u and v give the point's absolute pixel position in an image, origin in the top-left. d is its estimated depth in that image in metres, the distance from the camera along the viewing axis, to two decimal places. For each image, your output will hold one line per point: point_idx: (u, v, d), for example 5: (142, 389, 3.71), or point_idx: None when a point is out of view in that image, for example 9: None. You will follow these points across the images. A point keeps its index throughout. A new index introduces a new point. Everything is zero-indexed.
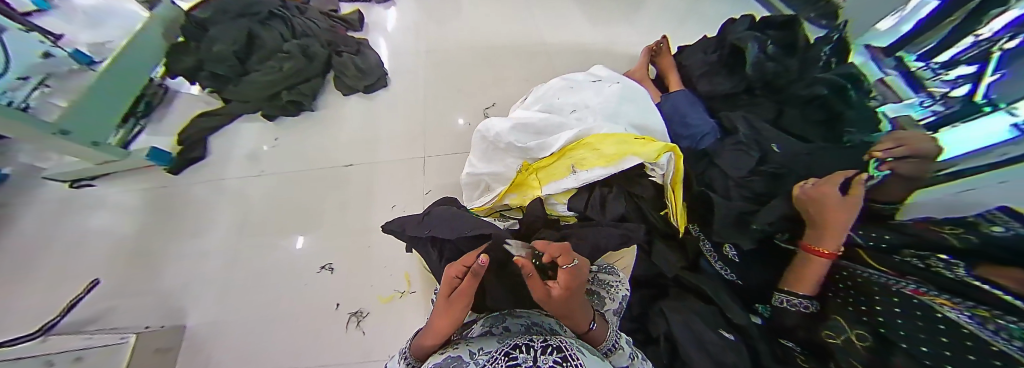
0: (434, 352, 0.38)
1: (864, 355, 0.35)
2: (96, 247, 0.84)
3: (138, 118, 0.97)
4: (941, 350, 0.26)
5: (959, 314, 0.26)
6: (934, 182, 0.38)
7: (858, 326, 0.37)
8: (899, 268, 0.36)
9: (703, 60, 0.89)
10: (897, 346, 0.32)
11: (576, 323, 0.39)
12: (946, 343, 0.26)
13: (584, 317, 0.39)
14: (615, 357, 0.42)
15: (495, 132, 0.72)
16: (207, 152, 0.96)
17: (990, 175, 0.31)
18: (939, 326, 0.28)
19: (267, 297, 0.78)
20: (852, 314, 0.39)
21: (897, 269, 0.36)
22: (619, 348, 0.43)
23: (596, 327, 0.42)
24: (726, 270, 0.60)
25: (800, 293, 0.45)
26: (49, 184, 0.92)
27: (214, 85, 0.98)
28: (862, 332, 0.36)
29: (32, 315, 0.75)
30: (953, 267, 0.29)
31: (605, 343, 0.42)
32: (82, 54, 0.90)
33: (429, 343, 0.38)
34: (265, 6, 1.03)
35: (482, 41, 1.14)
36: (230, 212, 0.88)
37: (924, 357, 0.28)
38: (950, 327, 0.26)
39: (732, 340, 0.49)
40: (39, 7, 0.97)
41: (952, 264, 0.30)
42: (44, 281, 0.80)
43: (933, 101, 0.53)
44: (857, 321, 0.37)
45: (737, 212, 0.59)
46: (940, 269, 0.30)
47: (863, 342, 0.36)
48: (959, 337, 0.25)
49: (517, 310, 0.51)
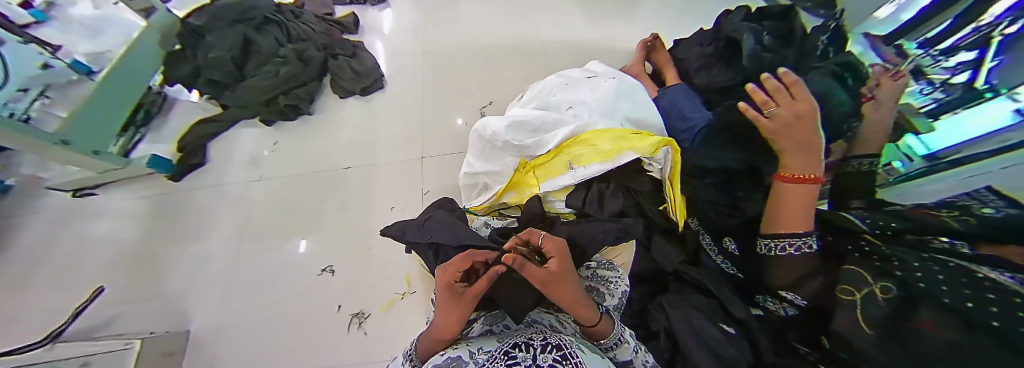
0: (446, 347, 0.39)
1: (885, 308, 0.32)
2: (100, 254, 0.85)
3: (138, 126, 0.98)
4: (961, 301, 0.24)
5: (982, 268, 0.24)
6: (948, 168, 0.38)
7: (876, 275, 0.34)
8: (910, 239, 0.34)
9: (699, 53, 0.89)
10: (921, 296, 0.29)
11: (587, 316, 0.41)
12: (967, 296, 0.24)
13: (591, 309, 0.42)
14: (620, 350, 0.43)
15: (492, 132, 0.72)
16: (207, 158, 0.97)
17: (990, 162, 0.31)
18: (956, 279, 0.26)
19: (270, 300, 0.78)
20: (864, 265, 0.37)
21: (908, 240, 0.34)
22: (624, 342, 0.44)
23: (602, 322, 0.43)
24: (726, 265, 0.60)
25: (799, 234, 0.45)
26: (52, 193, 0.92)
27: (212, 91, 0.99)
28: (889, 284, 0.33)
29: (39, 322, 0.77)
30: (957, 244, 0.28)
31: (609, 338, 0.43)
32: (82, 65, 0.91)
33: (442, 338, 0.39)
34: (259, 11, 1.03)
35: (477, 40, 1.14)
36: (230, 217, 0.89)
37: (948, 308, 0.26)
38: (969, 280, 0.25)
39: (732, 334, 0.48)
40: (37, 19, 0.95)
41: (956, 244, 0.28)
42: (50, 289, 0.81)
43: (933, 88, 0.52)
44: (873, 273, 0.35)
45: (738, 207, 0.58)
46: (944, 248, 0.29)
47: (885, 294, 0.33)
48: (978, 288, 0.23)
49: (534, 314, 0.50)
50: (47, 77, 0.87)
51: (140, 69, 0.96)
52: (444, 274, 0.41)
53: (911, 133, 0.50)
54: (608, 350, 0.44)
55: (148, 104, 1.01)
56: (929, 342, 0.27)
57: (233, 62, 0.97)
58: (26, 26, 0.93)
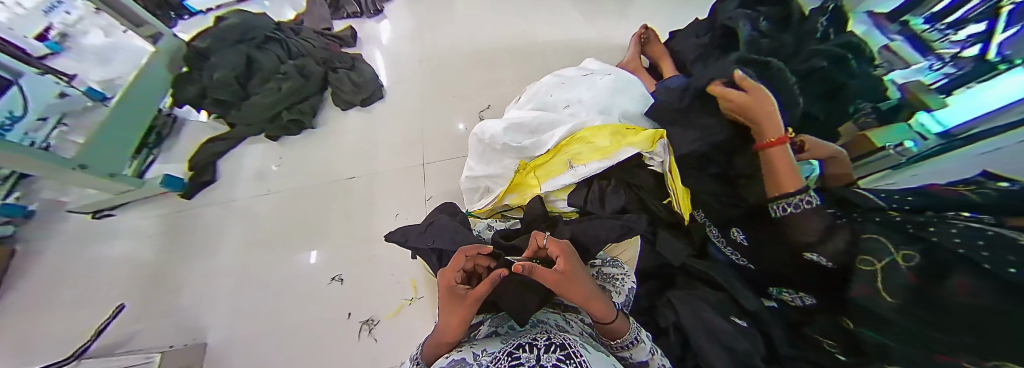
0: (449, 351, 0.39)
1: (911, 277, 0.27)
2: (119, 273, 0.88)
3: (150, 148, 1.02)
4: (1002, 267, 0.19)
5: (1023, 230, 0.20)
6: (965, 145, 0.36)
7: (904, 243, 0.28)
8: None
9: (695, 44, 0.88)
10: (962, 266, 0.23)
11: (599, 311, 0.40)
12: (1009, 261, 0.19)
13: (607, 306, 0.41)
14: (637, 350, 0.41)
15: (490, 135, 0.73)
16: (217, 175, 0.99)
17: (1015, 133, 0.29)
18: (1000, 242, 0.21)
19: (282, 311, 0.80)
20: (896, 229, 0.30)
21: None
22: (641, 341, 0.42)
23: (618, 320, 0.42)
24: (736, 255, 0.57)
25: (810, 254, 0.40)
26: (71, 217, 0.96)
27: (218, 110, 1.02)
28: None
29: (66, 341, 0.80)
30: (980, 221, 0.28)
31: (625, 336, 0.41)
32: (95, 91, 0.97)
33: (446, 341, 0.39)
34: (260, 30, 1.05)
35: (474, 45, 1.15)
36: (241, 231, 0.91)
37: (987, 275, 0.21)
38: (1009, 243, 0.19)
39: (743, 327, 0.47)
40: (53, 50, 0.99)
41: (981, 219, 0.28)
42: (74, 308, 0.84)
43: (943, 64, 0.51)
44: (904, 239, 0.28)
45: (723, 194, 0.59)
46: (968, 224, 0.29)
47: (908, 263, 0.28)
48: (1022, 253, 0.18)
49: (541, 312, 0.50)
50: (65, 105, 0.93)
51: (150, 93, 0.99)
52: (444, 276, 0.42)
53: (923, 111, 0.49)
54: (624, 350, 0.42)
55: (160, 127, 1.04)
56: (944, 342, 0.25)
57: (237, 81, 0.99)
58: (41, 58, 0.96)
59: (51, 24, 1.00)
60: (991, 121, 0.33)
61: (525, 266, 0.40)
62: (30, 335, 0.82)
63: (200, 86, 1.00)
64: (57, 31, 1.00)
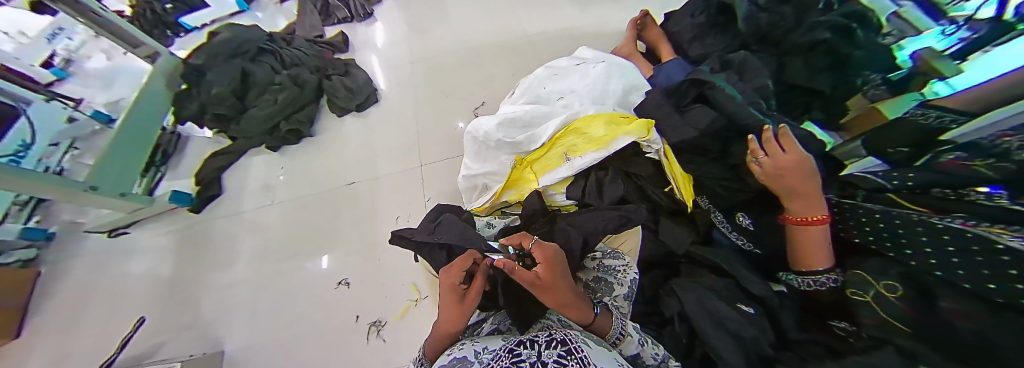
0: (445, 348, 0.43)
1: (902, 305, 0.31)
2: (137, 287, 0.92)
3: (158, 165, 1.05)
4: (981, 281, 0.24)
5: (1003, 236, 0.23)
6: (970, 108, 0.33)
7: (888, 277, 0.34)
8: (938, 206, 0.32)
9: (692, 24, 0.85)
10: (936, 287, 0.29)
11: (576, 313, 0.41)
12: (986, 276, 0.24)
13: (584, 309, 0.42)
14: (626, 345, 0.42)
15: (484, 132, 0.72)
16: (223, 188, 1.02)
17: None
18: (976, 259, 0.25)
19: (290, 318, 0.82)
20: (881, 264, 0.36)
21: (937, 208, 0.32)
22: (627, 335, 0.43)
23: (599, 315, 0.43)
24: (742, 240, 0.57)
25: (819, 271, 0.42)
26: (91, 236, 1.00)
27: (218, 125, 1.03)
28: (892, 283, 0.33)
29: (97, 353, 0.85)
30: (995, 199, 0.26)
31: (611, 332, 0.43)
32: (101, 114, 1.00)
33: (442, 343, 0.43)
34: (254, 43, 1.06)
35: (466, 42, 1.13)
36: (250, 240, 0.94)
37: (966, 291, 0.26)
38: (994, 254, 0.23)
39: (751, 314, 0.45)
40: (58, 76, 1.02)
41: (994, 196, 0.26)
42: (99, 323, 0.89)
43: (958, 27, 0.44)
44: (886, 272, 0.34)
45: (720, 182, 0.59)
46: (983, 203, 0.27)
47: (895, 293, 0.32)
48: (1000, 266, 0.23)
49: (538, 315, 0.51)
50: (75, 130, 0.98)
51: (153, 111, 1.01)
52: (447, 275, 0.44)
53: (936, 79, 0.43)
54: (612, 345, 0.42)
55: (165, 145, 1.07)
56: (954, 332, 0.26)
57: (234, 95, 1.00)
58: (49, 85, 1.00)
59: (55, 50, 1.02)
60: (994, 85, 0.30)
61: (504, 263, 0.42)
62: (62, 350, 0.87)
63: (199, 102, 1.02)
64: (61, 57, 1.03)
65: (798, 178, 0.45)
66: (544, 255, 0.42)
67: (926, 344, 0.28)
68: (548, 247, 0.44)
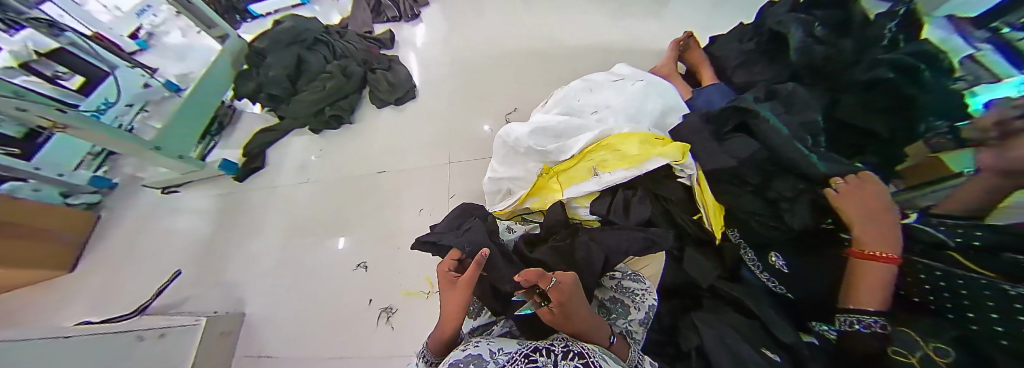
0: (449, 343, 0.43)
1: None
2: (177, 243, 0.99)
3: (212, 135, 1.14)
4: None
5: None
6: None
7: (939, 339, 0.31)
8: (1006, 271, 0.29)
9: (739, 49, 0.85)
10: (1001, 359, 0.25)
11: (594, 338, 0.40)
12: None
13: (601, 333, 0.41)
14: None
15: (515, 137, 0.73)
16: (265, 162, 1.09)
17: None
18: None
19: (307, 292, 0.86)
20: (938, 325, 0.33)
21: (1005, 272, 0.29)
22: (642, 367, 0.43)
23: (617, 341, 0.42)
24: (773, 282, 0.54)
25: (867, 310, 0.38)
26: (145, 191, 1.09)
27: (271, 104, 1.11)
28: (943, 345, 0.30)
29: (134, 299, 0.92)
30: None
31: (630, 358, 0.42)
32: (172, 83, 1.13)
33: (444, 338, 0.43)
34: (310, 33, 1.14)
35: (505, 49, 1.16)
36: (282, 213, 0.99)
37: None
38: None
39: (777, 361, 0.42)
40: (140, 47, 1.15)
41: None
42: (140, 271, 0.96)
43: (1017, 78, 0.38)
44: (940, 334, 0.32)
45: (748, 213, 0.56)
46: None
47: (945, 359, 0.29)
48: None
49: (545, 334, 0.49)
50: (148, 94, 1.08)
51: (215, 87, 1.10)
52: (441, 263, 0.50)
53: (1003, 132, 0.37)
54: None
55: (221, 116, 1.16)
56: None
57: (290, 78, 1.08)
58: (133, 54, 1.13)
59: (141, 25, 1.17)
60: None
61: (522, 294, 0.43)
62: (106, 291, 0.94)
63: (256, 82, 1.10)
64: (145, 31, 1.17)
65: (870, 210, 0.45)
66: (559, 296, 0.37)
67: None
68: (566, 284, 0.38)
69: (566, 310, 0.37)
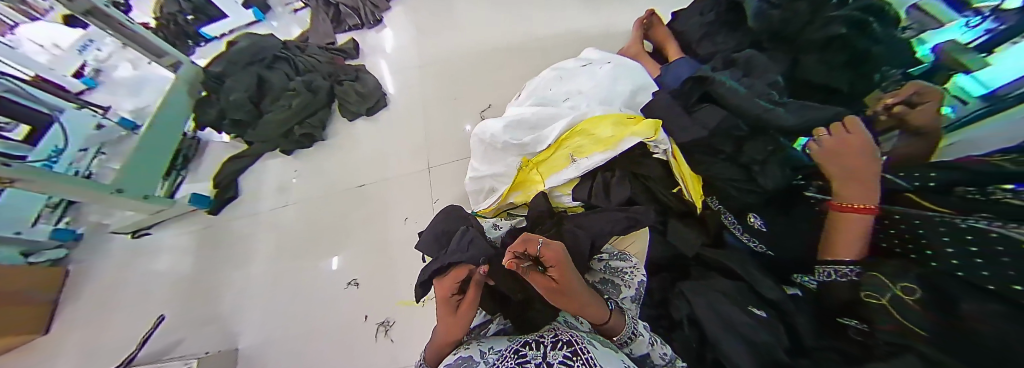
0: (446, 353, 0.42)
1: (922, 311, 0.29)
2: (158, 286, 0.96)
3: (179, 169, 1.10)
4: (1008, 283, 0.22)
5: None
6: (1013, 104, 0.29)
7: (905, 278, 0.32)
8: (959, 206, 0.30)
9: (699, 23, 0.85)
10: (960, 291, 0.27)
11: (591, 314, 0.40)
12: (1012, 277, 0.22)
13: (597, 308, 0.40)
14: (635, 344, 0.43)
15: (490, 134, 0.72)
16: (240, 191, 1.05)
17: None
18: (1003, 260, 0.23)
19: (301, 317, 0.84)
20: (900, 265, 0.34)
21: (958, 207, 0.30)
22: (637, 335, 0.43)
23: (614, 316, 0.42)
24: (754, 242, 0.56)
25: (845, 261, 0.39)
26: (115, 237, 1.05)
27: (237, 130, 1.07)
28: (909, 284, 0.31)
29: (120, 350, 0.88)
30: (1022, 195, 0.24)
31: (622, 333, 0.42)
32: (127, 120, 1.07)
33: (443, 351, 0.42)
34: (269, 51, 1.10)
35: (474, 46, 1.14)
36: (264, 241, 0.96)
37: (994, 296, 0.24)
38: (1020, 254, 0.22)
39: (764, 317, 0.45)
40: (89, 85, 1.07)
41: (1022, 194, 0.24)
42: (122, 319, 0.93)
43: (983, 19, 0.39)
44: (904, 274, 0.33)
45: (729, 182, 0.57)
46: (1009, 201, 0.25)
47: (913, 296, 0.30)
48: None
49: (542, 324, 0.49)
50: (103, 136, 1.03)
51: (175, 120, 1.05)
52: (442, 288, 0.42)
53: (963, 73, 0.38)
54: (625, 343, 0.43)
55: (186, 149, 1.11)
56: (976, 338, 0.23)
57: (251, 101, 1.04)
58: (80, 93, 1.05)
59: (86, 61, 1.06)
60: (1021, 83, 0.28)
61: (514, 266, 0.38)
62: (89, 345, 0.91)
63: (219, 108, 1.06)
64: (92, 67, 1.08)
65: (856, 159, 0.42)
66: (554, 255, 0.38)
67: (951, 353, 0.26)
68: (557, 247, 0.40)
69: (566, 278, 0.38)
